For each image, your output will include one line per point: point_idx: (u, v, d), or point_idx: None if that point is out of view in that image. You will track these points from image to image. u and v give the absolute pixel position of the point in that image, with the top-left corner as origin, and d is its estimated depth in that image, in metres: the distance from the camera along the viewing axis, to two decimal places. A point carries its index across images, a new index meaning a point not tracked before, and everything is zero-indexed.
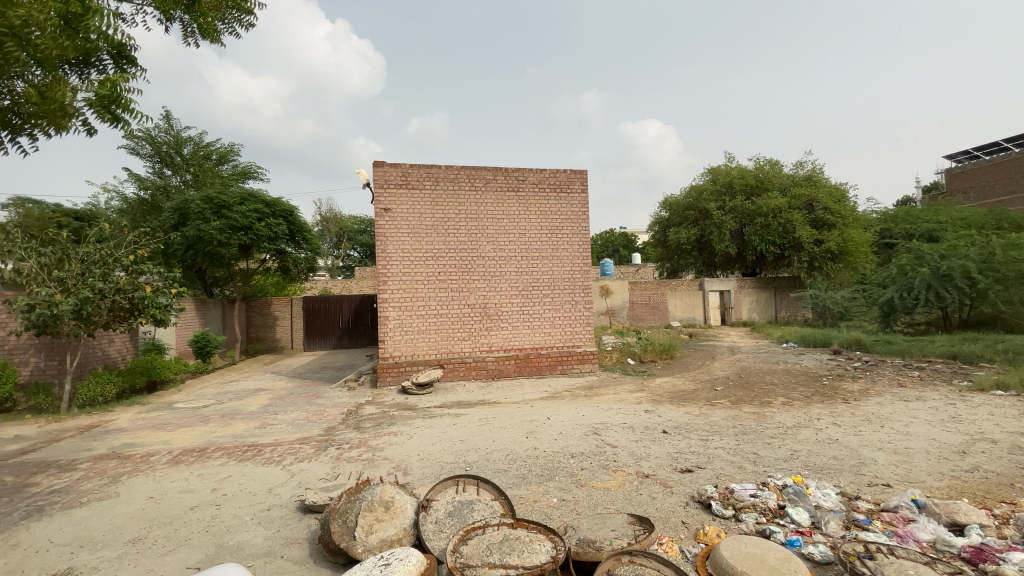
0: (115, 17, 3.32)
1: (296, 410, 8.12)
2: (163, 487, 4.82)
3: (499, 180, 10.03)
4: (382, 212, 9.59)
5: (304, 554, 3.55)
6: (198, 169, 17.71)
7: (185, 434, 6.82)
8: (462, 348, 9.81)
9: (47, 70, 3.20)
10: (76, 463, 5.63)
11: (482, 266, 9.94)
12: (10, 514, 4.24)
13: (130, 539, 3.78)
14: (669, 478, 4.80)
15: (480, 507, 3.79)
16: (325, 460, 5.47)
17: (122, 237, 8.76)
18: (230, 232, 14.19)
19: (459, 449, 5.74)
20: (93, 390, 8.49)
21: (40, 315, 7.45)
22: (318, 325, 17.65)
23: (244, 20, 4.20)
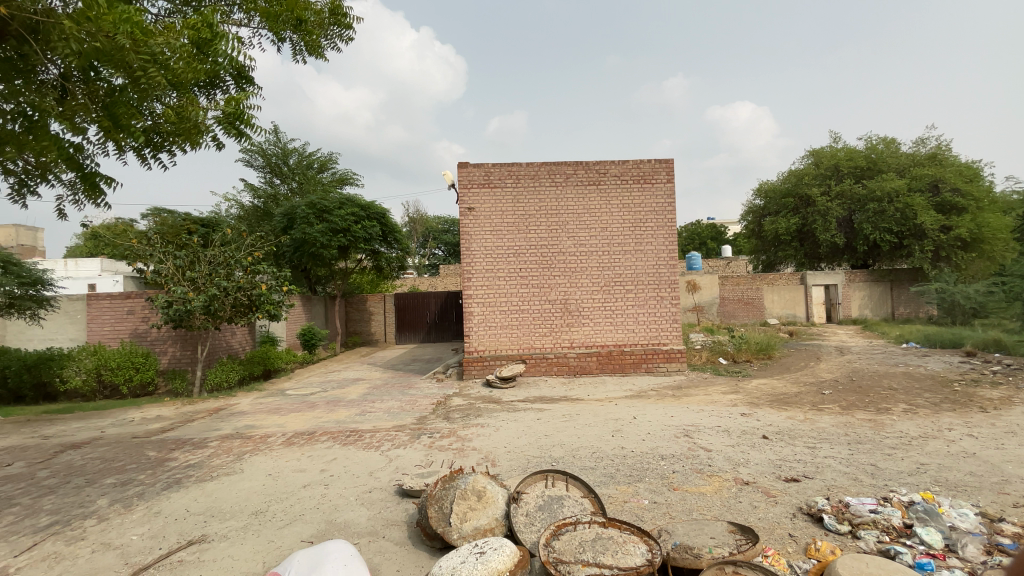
0: (238, 41, 3.68)
1: (390, 399, 8.62)
2: (278, 466, 5.33)
3: (579, 173, 9.89)
4: (466, 211, 9.89)
5: (403, 536, 3.74)
6: (301, 177, 19.36)
7: (296, 418, 7.50)
8: (544, 344, 9.83)
9: (183, 93, 3.63)
10: (207, 441, 6.40)
11: (562, 261, 9.87)
12: (156, 485, 4.92)
13: (253, 512, 4.22)
14: (772, 487, 4.45)
15: (569, 503, 3.76)
16: (419, 448, 5.74)
17: (241, 241, 9.81)
18: (331, 234, 15.38)
19: (545, 444, 5.75)
20: (219, 376, 9.61)
21: (177, 310, 8.57)
22: (408, 320, 18.66)
23: (344, 35, 4.49)
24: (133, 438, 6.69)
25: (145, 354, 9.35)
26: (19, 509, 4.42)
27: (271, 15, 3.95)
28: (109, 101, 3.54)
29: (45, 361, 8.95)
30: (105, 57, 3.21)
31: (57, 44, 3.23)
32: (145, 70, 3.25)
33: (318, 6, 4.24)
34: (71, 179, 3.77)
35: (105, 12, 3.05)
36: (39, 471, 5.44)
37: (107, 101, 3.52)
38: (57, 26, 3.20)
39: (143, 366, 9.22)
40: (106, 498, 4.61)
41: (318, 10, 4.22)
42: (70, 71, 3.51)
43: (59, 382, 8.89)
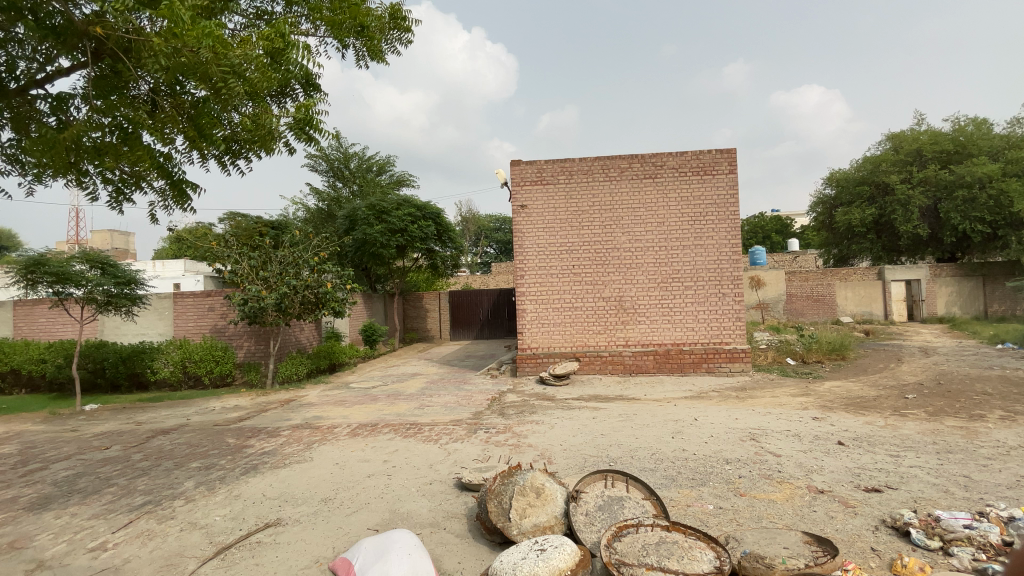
0: (308, 50, 3.88)
1: (447, 394, 8.80)
2: (344, 456, 5.58)
3: (634, 167, 9.66)
4: (519, 209, 9.93)
5: (464, 529, 3.81)
6: (361, 180, 20.13)
7: (359, 410, 7.82)
8: (598, 342, 9.68)
9: (258, 102, 3.86)
10: (279, 430, 6.79)
11: (617, 257, 9.68)
12: (235, 470, 5.28)
13: (322, 498, 4.43)
14: (850, 497, 4.15)
15: (630, 505, 3.68)
16: (476, 443, 5.82)
17: (308, 242, 10.34)
18: (389, 234, 15.92)
19: (602, 443, 5.66)
20: (290, 369, 10.20)
21: (252, 307, 9.17)
22: (462, 317, 18.99)
23: (403, 38, 4.59)
24: (214, 425, 7.21)
25: (224, 349, 10.07)
26: (118, 489, 4.87)
27: (335, 23, 4.13)
28: (193, 112, 3.82)
29: (138, 354, 9.82)
30: (189, 70, 3.45)
31: (148, 61, 3.51)
32: (226, 81, 3.48)
33: (378, 12, 4.39)
34: (161, 186, 4.11)
35: (190, 28, 3.28)
36: (135, 454, 5.98)
37: (192, 112, 3.81)
38: (148, 45, 3.48)
39: (222, 358, 9.93)
40: (192, 481, 5.00)
41: (378, 15, 4.37)
42: (158, 86, 3.81)
43: (151, 372, 9.74)
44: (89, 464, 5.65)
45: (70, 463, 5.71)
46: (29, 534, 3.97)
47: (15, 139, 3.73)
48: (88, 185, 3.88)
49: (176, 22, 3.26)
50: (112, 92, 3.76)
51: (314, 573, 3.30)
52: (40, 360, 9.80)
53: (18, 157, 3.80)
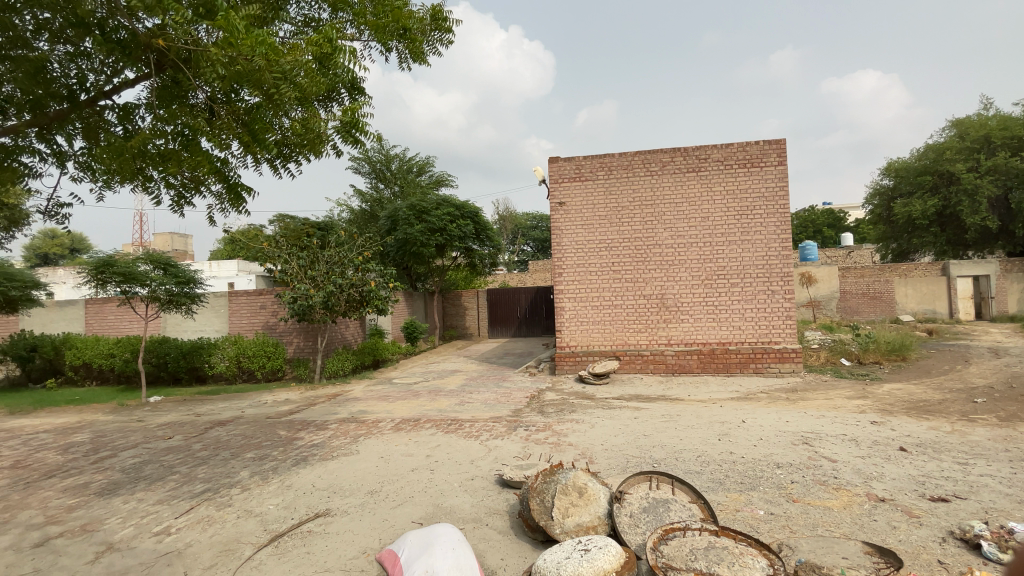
0: (354, 53, 3.98)
1: (487, 391, 8.88)
2: (389, 450, 5.71)
3: (676, 161, 9.42)
4: (557, 206, 9.89)
5: (506, 525, 3.82)
6: (402, 181, 20.54)
7: (402, 405, 8.00)
8: (639, 340, 9.50)
9: (307, 107, 3.99)
10: (327, 423, 7.03)
11: (659, 254, 9.46)
12: (287, 461, 5.51)
13: (368, 491, 4.56)
14: (914, 506, 3.89)
15: (677, 508, 3.59)
16: (517, 440, 5.84)
17: (353, 242, 10.67)
18: (429, 234, 16.19)
19: (645, 443, 5.56)
20: (336, 364, 10.56)
21: (300, 305, 9.52)
22: (501, 314, 19.10)
23: (444, 39, 4.65)
24: (267, 418, 7.55)
25: (275, 344, 10.52)
26: (180, 477, 5.18)
27: (379, 26, 4.21)
28: (247, 118, 3.99)
29: (197, 349, 10.39)
30: (244, 78, 3.60)
31: (206, 70, 3.68)
32: (278, 87, 3.63)
33: (419, 14, 4.46)
34: (218, 191, 4.31)
35: (244, 37, 3.41)
36: (195, 444, 6.33)
37: (246, 118, 3.98)
38: (206, 54, 3.65)
39: (274, 354, 10.39)
40: (247, 471, 5.25)
41: (420, 17, 4.44)
42: (215, 94, 3.99)
43: (208, 366, 10.28)
44: (153, 453, 6.02)
45: (137, 451, 6.11)
46: (102, 517, 4.27)
47: (86, 148, 4.01)
48: (152, 190, 4.12)
49: (232, 32, 3.40)
50: (173, 101, 3.97)
51: (361, 563, 3.40)
52: (109, 354, 10.52)
53: (89, 164, 4.06)
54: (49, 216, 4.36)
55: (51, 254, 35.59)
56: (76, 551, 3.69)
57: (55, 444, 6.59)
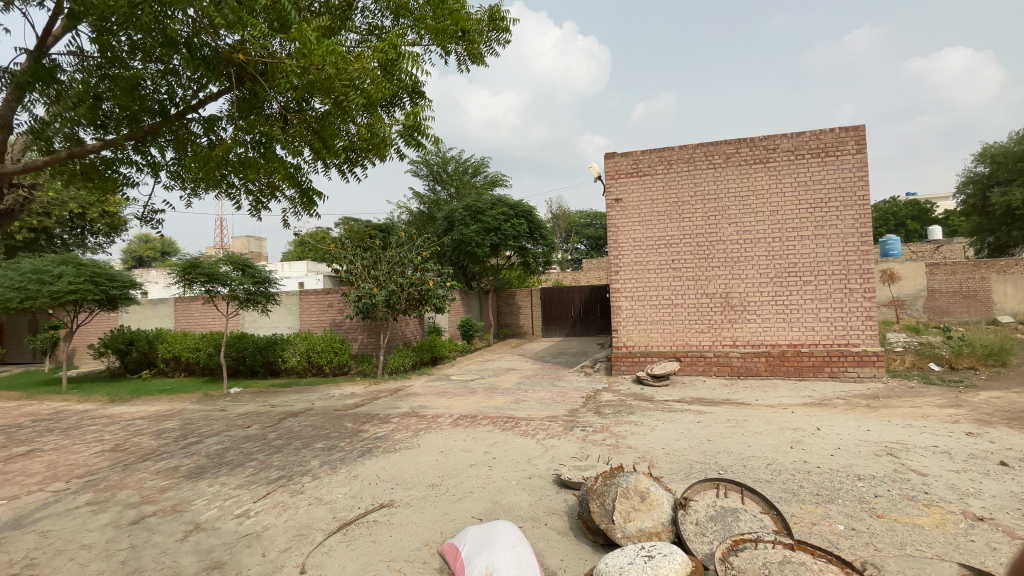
0: (416, 58, 4.09)
1: (542, 390, 8.86)
2: (448, 445, 5.83)
3: (742, 152, 8.98)
4: (613, 203, 9.71)
5: (566, 527, 3.78)
6: (458, 182, 20.94)
7: (459, 402, 8.14)
8: (702, 341, 9.14)
9: (372, 112, 4.15)
10: (390, 417, 7.29)
11: (722, 251, 9.06)
12: (353, 452, 5.76)
13: (429, 484, 4.67)
14: (1021, 528, 3.48)
15: (746, 518, 3.41)
16: (574, 440, 5.79)
17: (412, 243, 11.01)
18: (485, 233, 16.38)
19: (709, 449, 5.33)
20: (397, 360, 10.94)
21: (364, 303, 9.92)
22: (555, 313, 19.01)
23: (500, 39, 4.72)
24: (334, 410, 7.93)
25: (342, 341, 11.05)
26: (257, 463, 5.54)
27: (439, 30, 4.30)
28: (317, 126, 4.20)
29: (272, 344, 11.07)
30: (315, 86, 3.77)
31: (281, 81, 3.89)
32: (346, 94, 3.79)
33: (477, 15, 4.53)
34: (292, 195, 4.58)
35: (316, 48, 3.57)
36: (270, 433, 6.76)
37: (316, 126, 4.19)
38: (281, 66, 3.87)
39: (340, 350, 10.92)
40: (316, 460, 5.53)
41: (477, 19, 4.51)
42: (288, 104, 4.22)
43: (281, 361, 10.93)
44: (233, 440, 6.48)
45: (219, 439, 6.60)
46: (189, 499, 4.64)
47: (176, 158, 4.37)
48: (234, 196, 4.44)
49: (305, 43, 3.57)
50: (252, 112, 4.25)
51: (424, 555, 3.48)
52: (195, 348, 11.43)
53: (179, 173, 4.43)
54: (146, 222, 4.80)
55: (145, 257, 39.30)
56: (167, 529, 4.04)
57: (149, 429, 7.25)
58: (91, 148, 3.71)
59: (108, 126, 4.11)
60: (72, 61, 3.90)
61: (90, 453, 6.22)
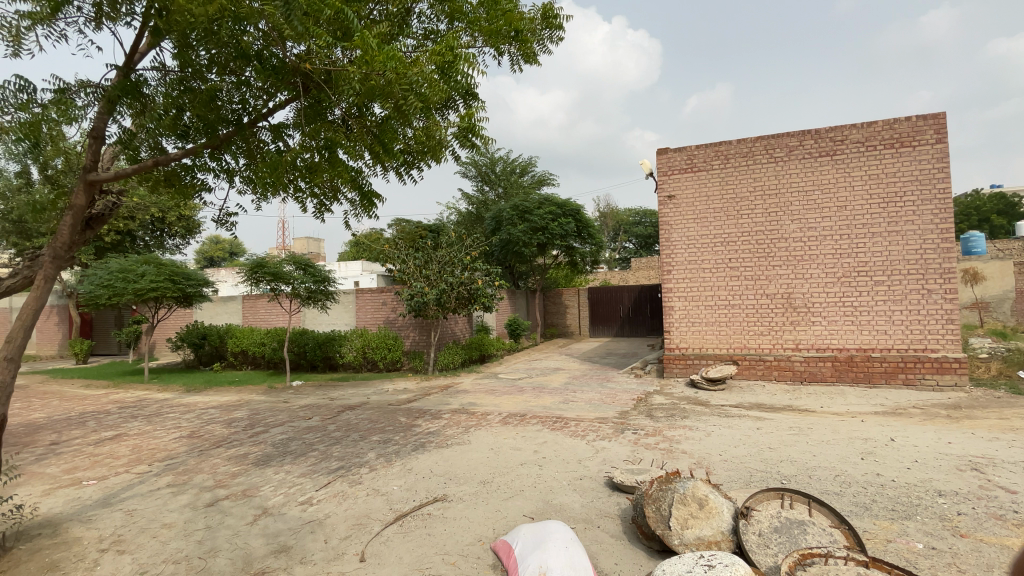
0: (472, 60, 4.16)
1: (591, 390, 8.76)
2: (498, 442, 5.88)
3: (806, 145, 8.52)
4: (667, 200, 9.45)
5: (619, 530, 3.72)
6: (506, 182, 21.05)
7: (509, 400, 8.20)
8: (761, 344, 8.74)
9: (428, 115, 4.28)
10: (441, 413, 7.44)
11: (784, 249, 8.62)
12: (407, 445, 5.93)
13: (481, 480, 4.73)
14: None
15: (814, 532, 3.23)
16: (625, 443, 5.68)
17: (462, 243, 11.19)
18: (532, 233, 16.41)
19: (770, 457, 5.09)
20: (447, 358, 11.17)
21: (416, 301, 10.18)
22: (603, 313, 18.76)
23: (554, 36, 4.72)
24: (388, 405, 8.19)
25: (395, 338, 11.42)
26: (318, 454, 5.81)
27: (493, 31, 4.34)
28: (377, 130, 4.36)
29: (331, 340, 11.57)
30: (375, 92, 3.91)
31: (344, 87, 4.05)
32: (406, 98, 3.90)
33: (531, 14, 4.54)
34: (353, 198, 4.80)
35: (377, 54, 3.69)
36: (329, 425, 7.07)
37: (376, 130, 4.34)
38: (344, 74, 4.02)
39: (393, 346, 11.27)
40: (373, 452, 5.73)
41: (531, 18, 4.53)
42: (349, 109, 4.38)
43: (339, 356, 11.41)
44: (296, 431, 6.83)
45: (283, 429, 6.97)
46: (257, 485, 4.93)
47: (247, 164, 4.64)
48: (300, 199, 4.70)
49: (367, 50, 3.69)
50: (316, 118, 4.45)
51: (477, 550, 3.53)
52: (261, 343, 12.11)
53: (250, 178, 4.70)
54: (222, 224, 5.14)
55: (215, 257, 42.09)
56: (239, 513, 4.30)
57: (221, 418, 7.75)
58: (173, 156, 3.99)
59: (188, 135, 4.44)
60: (156, 75, 4.23)
61: (169, 438, 6.74)
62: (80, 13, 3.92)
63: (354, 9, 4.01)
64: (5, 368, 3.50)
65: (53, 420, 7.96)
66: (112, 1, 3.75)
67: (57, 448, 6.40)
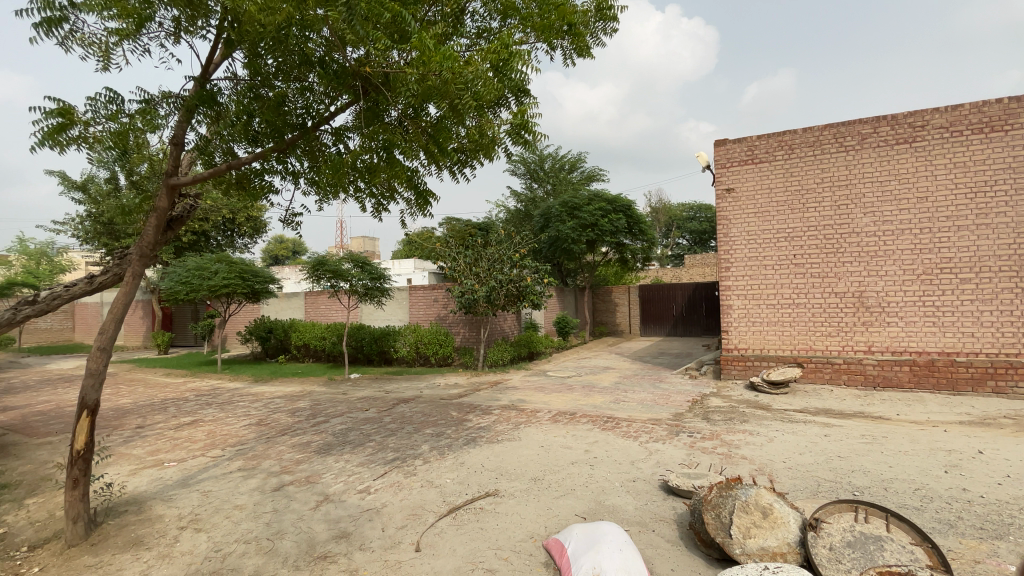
0: (526, 56, 4.16)
1: (643, 390, 8.57)
2: (549, 440, 5.86)
3: (881, 132, 7.91)
4: (725, 193, 9.06)
5: (676, 536, 3.61)
6: (555, 179, 20.95)
7: (558, 398, 8.16)
8: (829, 345, 8.22)
9: (482, 115, 4.36)
10: (491, 408, 7.51)
11: (856, 245, 8.06)
12: (458, 439, 6.03)
13: (532, 477, 4.73)
14: None
15: (893, 549, 2.99)
16: (680, 445, 5.51)
17: (511, 241, 11.23)
18: (581, 229, 16.23)
19: (839, 466, 4.77)
20: (497, 354, 11.27)
21: (466, 298, 10.33)
22: (654, 312, 18.30)
23: (607, 28, 4.66)
24: (440, 399, 8.37)
25: (446, 334, 11.64)
26: (374, 444, 6.02)
27: (546, 26, 4.30)
28: (432, 130, 4.46)
29: (386, 334, 11.97)
30: (432, 92, 3.98)
31: (402, 89, 4.15)
32: (461, 97, 3.96)
33: (584, 7, 4.48)
34: (409, 197, 4.96)
35: (434, 54, 3.75)
36: (385, 417, 7.31)
37: (432, 129, 4.44)
38: (402, 76, 4.12)
39: (445, 342, 11.49)
40: (426, 445, 5.87)
41: (584, 10, 4.47)
42: (405, 111, 4.48)
43: (393, 350, 11.78)
44: (354, 421, 7.11)
45: (342, 419, 7.27)
46: (319, 472, 5.18)
47: (311, 167, 4.86)
48: (360, 199, 4.90)
49: (424, 51, 3.76)
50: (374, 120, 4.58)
51: (529, 547, 3.52)
52: (322, 337, 12.72)
53: (314, 180, 4.92)
54: (288, 224, 5.41)
55: (280, 255, 44.74)
56: (302, 498, 4.53)
57: (285, 408, 8.20)
58: (244, 160, 4.23)
59: (258, 140, 4.71)
60: (229, 84, 4.49)
61: (240, 425, 7.19)
62: (161, 28, 4.23)
63: (411, 11, 4.10)
64: (99, 356, 3.86)
65: (139, 406, 8.70)
66: (190, 17, 4.02)
67: (143, 431, 6.99)
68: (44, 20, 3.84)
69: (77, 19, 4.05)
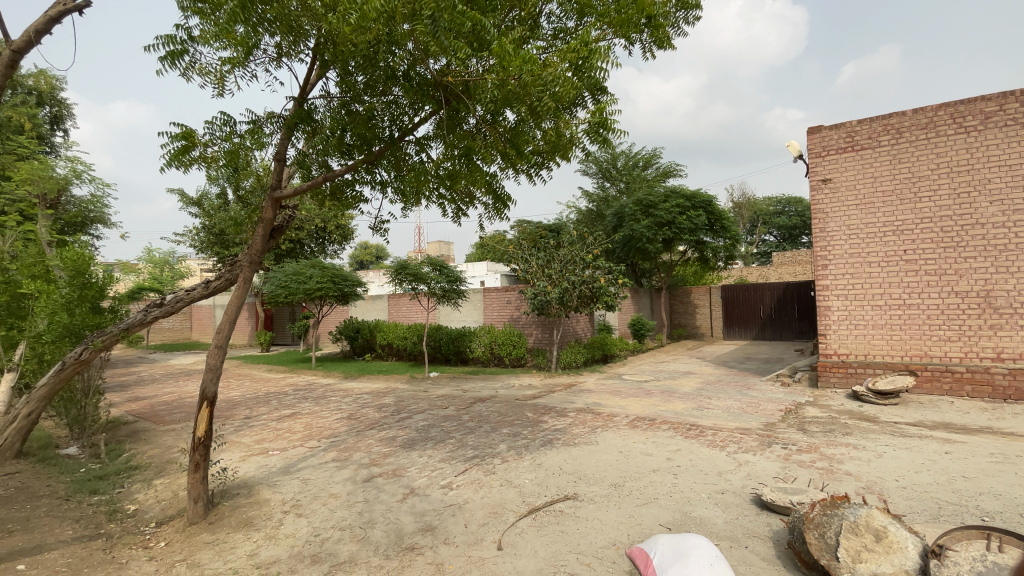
0: (606, 54, 4.11)
1: (728, 397, 8.10)
2: (628, 445, 5.72)
3: (1010, 109, 6.92)
4: (820, 184, 8.34)
5: (772, 554, 3.37)
6: (628, 177, 20.47)
7: (636, 402, 7.95)
8: (948, 351, 7.30)
9: (559, 116, 4.39)
10: (567, 411, 7.47)
11: (980, 237, 7.09)
12: (535, 441, 6.05)
13: (612, 483, 4.64)
14: None
15: None
16: (773, 458, 5.14)
17: (583, 242, 11.09)
18: (657, 228, 15.68)
19: (965, 488, 4.21)
20: (570, 356, 11.19)
21: (539, 299, 10.35)
22: (739, 313, 17.28)
23: (689, 17, 4.49)
24: (515, 399, 8.46)
25: (519, 335, 11.74)
26: (454, 441, 6.20)
27: (624, 21, 4.21)
28: (510, 135, 4.54)
29: (462, 335, 12.32)
30: (511, 96, 4.05)
31: (481, 96, 4.26)
32: (539, 99, 3.98)
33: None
34: (488, 202, 5.07)
35: (513, 59, 3.78)
36: (463, 415, 7.52)
37: (509, 134, 4.52)
38: (480, 83, 4.23)
39: (518, 343, 11.60)
40: (504, 444, 5.95)
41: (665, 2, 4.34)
42: (484, 117, 4.59)
43: (469, 351, 12.09)
44: (434, 418, 7.38)
45: (423, 416, 7.57)
46: (405, 466, 5.43)
47: (396, 176, 5.11)
48: (441, 205, 5.08)
49: (504, 57, 3.79)
50: (454, 128, 4.74)
51: (612, 554, 3.45)
52: (403, 337, 13.35)
53: (399, 189, 5.18)
54: (376, 231, 5.73)
55: (366, 261, 47.68)
56: (390, 490, 4.77)
57: (372, 403, 8.70)
58: (338, 172, 4.55)
59: (349, 153, 5.04)
60: (323, 102, 4.84)
61: (332, 419, 7.73)
62: (265, 54, 4.65)
63: (489, 19, 4.19)
64: (217, 353, 4.31)
65: (246, 398, 9.65)
66: (290, 42, 4.39)
67: (250, 422, 7.72)
68: (168, 54, 4.37)
69: (195, 51, 4.56)
